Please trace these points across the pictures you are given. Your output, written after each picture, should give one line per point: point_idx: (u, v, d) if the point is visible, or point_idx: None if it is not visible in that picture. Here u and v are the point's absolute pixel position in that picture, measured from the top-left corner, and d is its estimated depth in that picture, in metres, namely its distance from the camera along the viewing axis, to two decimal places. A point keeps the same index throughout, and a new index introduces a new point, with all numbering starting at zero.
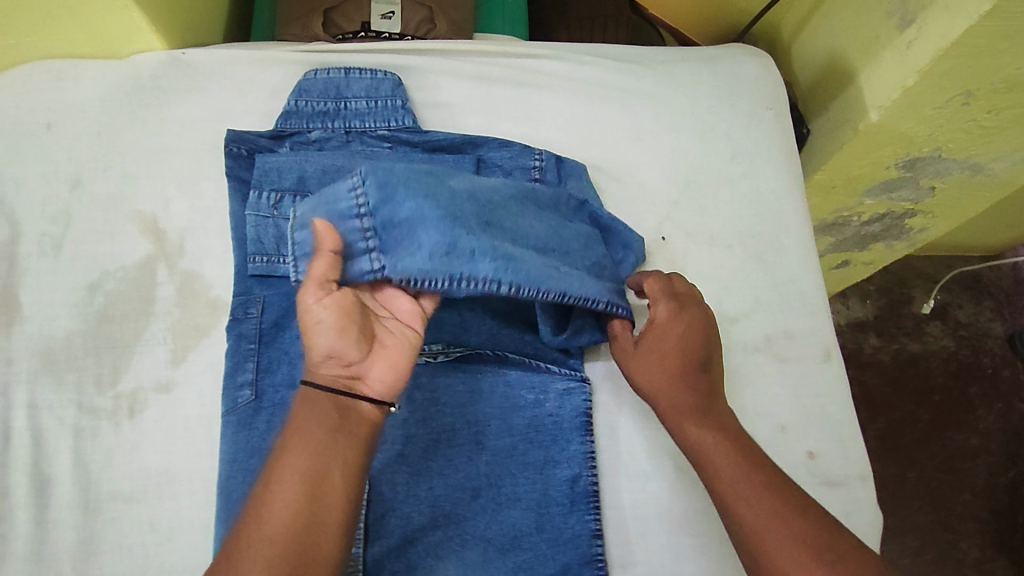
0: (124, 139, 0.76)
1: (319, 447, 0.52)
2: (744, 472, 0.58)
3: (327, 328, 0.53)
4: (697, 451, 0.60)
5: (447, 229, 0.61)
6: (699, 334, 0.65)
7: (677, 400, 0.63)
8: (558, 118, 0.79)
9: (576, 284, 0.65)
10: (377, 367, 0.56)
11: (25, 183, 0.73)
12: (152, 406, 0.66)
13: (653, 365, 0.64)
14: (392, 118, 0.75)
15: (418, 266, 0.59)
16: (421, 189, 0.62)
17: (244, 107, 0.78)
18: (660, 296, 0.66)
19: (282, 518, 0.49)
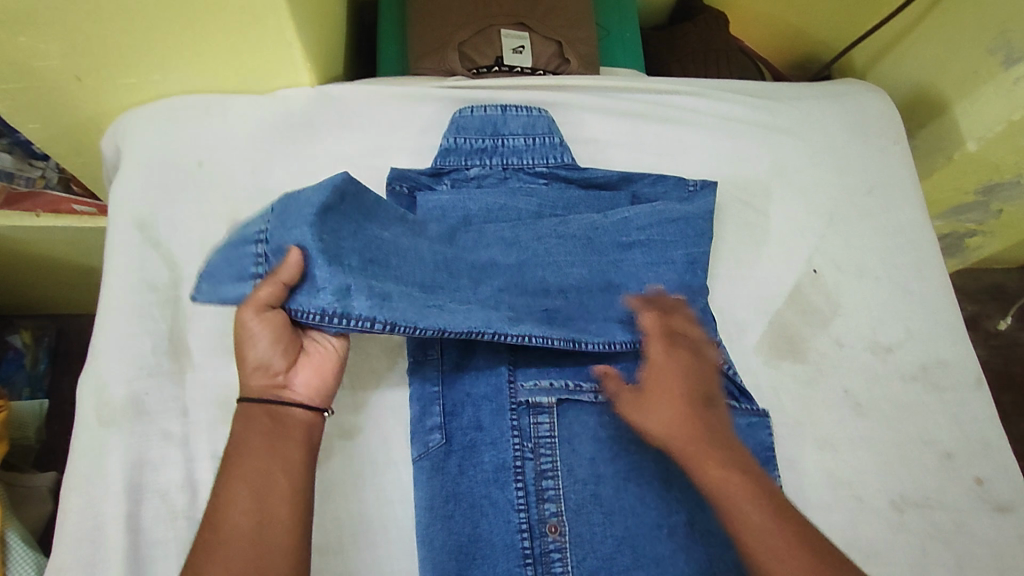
0: (277, 178, 0.76)
1: (274, 453, 0.56)
2: (761, 516, 0.53)
3: (262, 342, 0.57)
4: (717, 496, 0.55)
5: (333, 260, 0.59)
6: (702, 370, 0.61)
7: (690, 443, 0.57)
8: (702, 153, 0.81)
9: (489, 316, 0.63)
10: (305, 376, 0.60)
11: (181, 224, 0.73)
12: (338, 453, 0.65)
13: (666, 401, 0.59)
14: (550, 155, 0.76)
15: (299, 298, 0.58)
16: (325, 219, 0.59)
17: (397, 144, 0.78)
18: (657, 330, 0.63)
19: (238, 519, 0.54)
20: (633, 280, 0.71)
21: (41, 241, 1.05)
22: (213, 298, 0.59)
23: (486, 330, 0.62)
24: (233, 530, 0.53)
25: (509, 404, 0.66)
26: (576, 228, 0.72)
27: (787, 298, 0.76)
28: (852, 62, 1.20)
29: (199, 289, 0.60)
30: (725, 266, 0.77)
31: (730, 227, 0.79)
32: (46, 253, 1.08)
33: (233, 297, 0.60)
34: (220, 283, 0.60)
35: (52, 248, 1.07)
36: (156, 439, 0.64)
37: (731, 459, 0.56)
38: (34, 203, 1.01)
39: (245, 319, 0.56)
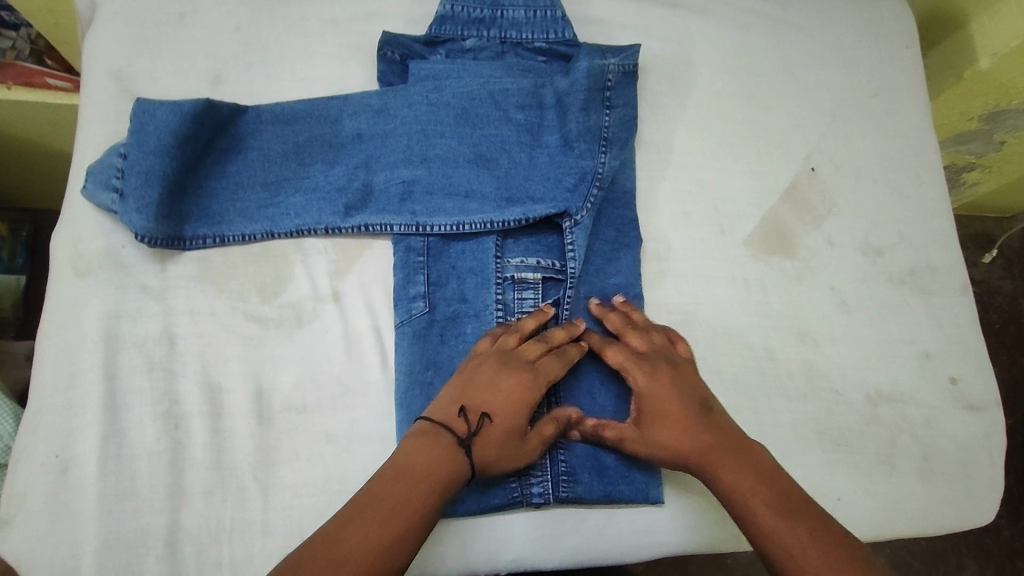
0: (262, 34, 0.71)
1: (437, 462, 0.55)
2: (769, 516, 0.56)
3: (508, 384, 0.58)
4: (747, 505, 0.57)
5: (149, 166, 0.61)
6: (690, 381, 0.62)
7: (702, 453, 0.59)
8: (708, 44, 0.78)
9: (326, 211, 0.65)
10: (495, 447, 0.57)
11: (158, 77, 0.68)
12: (321, 317, 0.64)
13: (676, 418, 0.60)
14: (551, 29, 0.72)
15: (140, 220, 0.60)
16: (158, 145, 0.61)
17: (392, 10, 0.74)
18: (633, 363, 0.62)
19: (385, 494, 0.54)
20: (506, 157, 0.69)
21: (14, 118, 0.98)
22: (95, 187, 0.61)
23: (315, 227, 0.65)
24: (371, 498, 0.54)
25: (495, 278, 0.65)
26: (445, 112, 0.68)
27: (783, 194, 0.75)
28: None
29: (85, 185, 0.62)
30: (723, 160, 0.75)
31: (731, 121, 0.76)
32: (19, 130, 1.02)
33: (99, 199, 0.61)
34: (98, 183, 0.61)
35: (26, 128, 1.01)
36: (134, 292, 0.62)
37: (740, 455, 0.59)
38: (2, 74, 0.91)
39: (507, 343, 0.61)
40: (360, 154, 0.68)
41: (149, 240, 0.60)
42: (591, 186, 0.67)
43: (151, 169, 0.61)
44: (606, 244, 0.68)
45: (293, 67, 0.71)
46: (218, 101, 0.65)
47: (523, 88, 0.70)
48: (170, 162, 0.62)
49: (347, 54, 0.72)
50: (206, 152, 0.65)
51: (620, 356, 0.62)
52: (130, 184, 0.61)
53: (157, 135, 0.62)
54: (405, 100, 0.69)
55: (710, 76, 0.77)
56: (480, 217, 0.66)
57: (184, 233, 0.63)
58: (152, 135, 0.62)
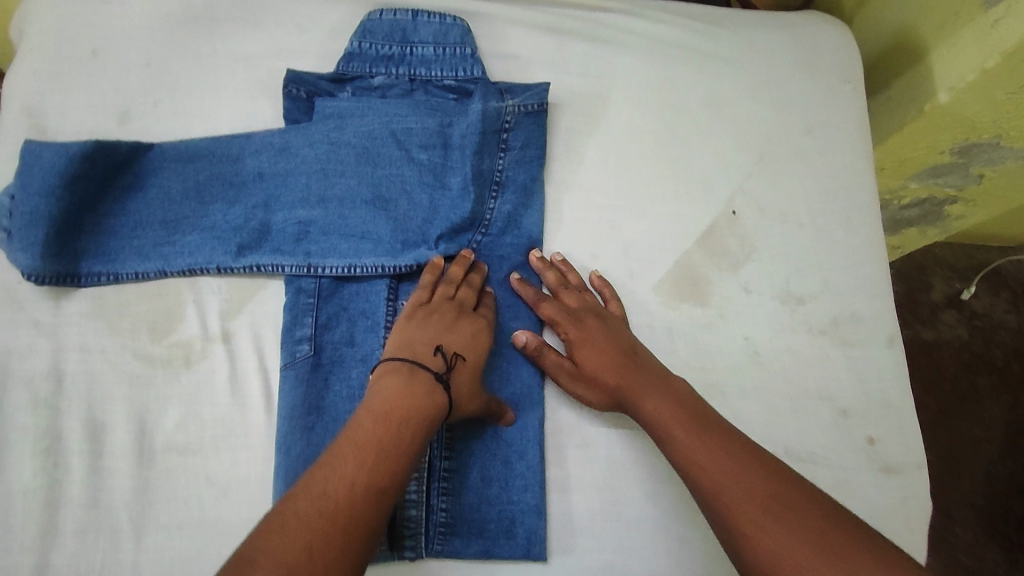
0: (173, 71, 0.72)
1: (414, 395, 0.56)
2: (691, 441, 0.55)
3: (460, 339, 0.62)
4: (682, 450, 0.55)
5: (35, 207, 0.62)
6: (615, 327, 0.65)
7: (630, 381, 0.61)
8: (631, 79, 0.76)
9: (218, 250, 0.65)
10: (473, 388, 0.60)
11: (68, 113, 0.70)
12: (209, 357, 0.63)
13: (597, 360, 0.63)
14: (460, 67, 0.72)
15: (25, 260, 0.61)
16: (44, 186, 0.62)
17: (303, 46, 0.74)
18: (564, 317, 0.66)
19: (296, 512, 0.48)
20: (406, 198, 0.68)
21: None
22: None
23: (207, 267, 0.65)
24: (300, 490, 0.49)
25: (385, 322, 0.65)
26: (345, 151, 0.68)
27: (699, 238, 0.72)
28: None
29: None
30: (636, 200, 0.73)
31: (649, 160, 0.74)
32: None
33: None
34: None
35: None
36: (26, 328, 0.62)
37: (669, 391, 0.59)
38: None
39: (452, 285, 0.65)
40: (258, 192, 0.68)
41: (37, 279, 0.62)
42: (475, 232, 0.69)
43: (37, 209, 0.62)
44: (502, 287, 0.69)
45: (201, 103, 0.71)
46: (113, 142, 0.66)
47: (427, 127, 0.70)
48: (62, 203, 0.63)
49: (255, 91, 0.72)
50: (100, 190, 0.65)
51: (552, 309, 0.66)
52: (17, 224, 0.62)
53: (42, 176, 0.62)
54: (308, 138, 0.69)
55: (626, 114, 0.75)
56: (371, 260, 0.65)
57: (78, 270, 0.63)
58: (38, 176, 0.62)
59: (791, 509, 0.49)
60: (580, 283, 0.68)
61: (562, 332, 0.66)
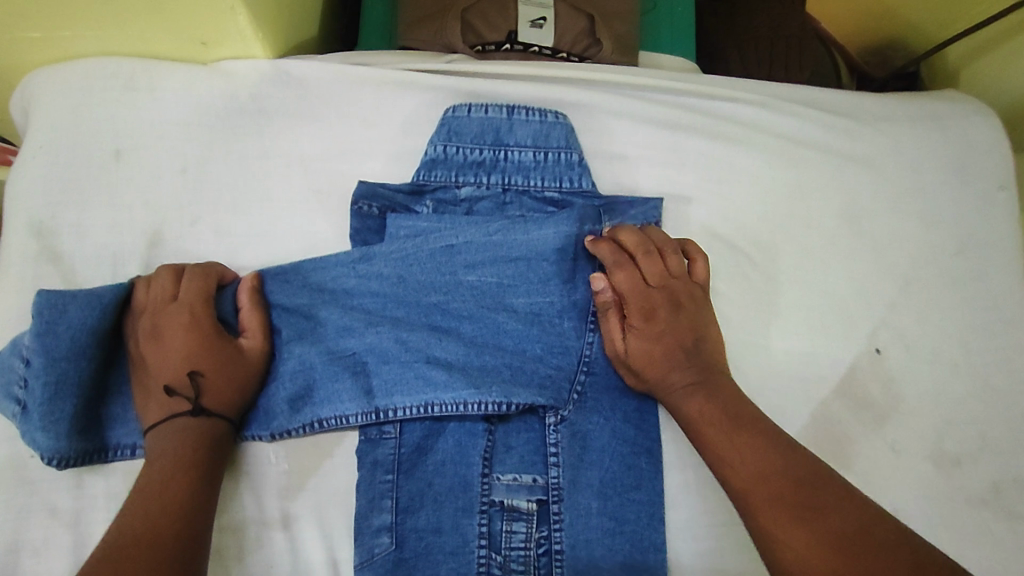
0: (213, 178, 0.59)
1: (185, 439, 0.49)
2: (723, 444, 0.49)
3: (186, 356, 0.52)
4: (710, 440, 0.50)
5: (58, 374, 0.49)
6: (689, 316, 0.56)
7: (676, 355, 0.54)
8: (755, 184, 0.64)
9: (269, 411, 0.54)
10: (226, 389, 0.52)
11: (89, 234, 0.57)
12: (267, 549, 0.52)
13: (650, 351, 0.55)
14: (564, 176, 0.60)
15: (47, 440, 0.49)
16: (72, 350, 0.50)
17: (370, 144, 0.61)
18: (635, 295, 0.57)
19: (128, 532, 0.43)
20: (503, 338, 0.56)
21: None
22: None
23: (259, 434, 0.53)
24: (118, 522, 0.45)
25: (480, 504, 0.53)
26: (422, 271, 0.57)
27: (837, 384, 0.60)
28: (948, 60, 0.86)
29: None
30: (765, 335, 0.60)
31: (780, 286, 0.62)
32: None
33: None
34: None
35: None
36: (40, 516, 0.51)
37: (711, 372, 0.54)
38: None
39: (140, 306, 0.53)
40: (306, 331, 0.56)
41: (59, 460, 0.50)
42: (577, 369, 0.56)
43: (63, 376, 0.49)
44: (621, 444, 0.55)
45: (249, 218, 0.59)
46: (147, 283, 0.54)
47: (528, 251, 0.57)
48: (89, 366, 0.50)
49: (315, 203, 0.60)
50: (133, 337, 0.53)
51: (625, 283, 0.57)
52: (35, 395, 0.49)
53: (68, 338, 0.50)
54: (378, 263, 0.56)
55: (751, 227, 0.63)
56: (451, 400, 0.53)
57: (105, 441, 0.52)
58: (62, 336, 0.49)
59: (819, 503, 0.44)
60: (660, 241, 0.59)
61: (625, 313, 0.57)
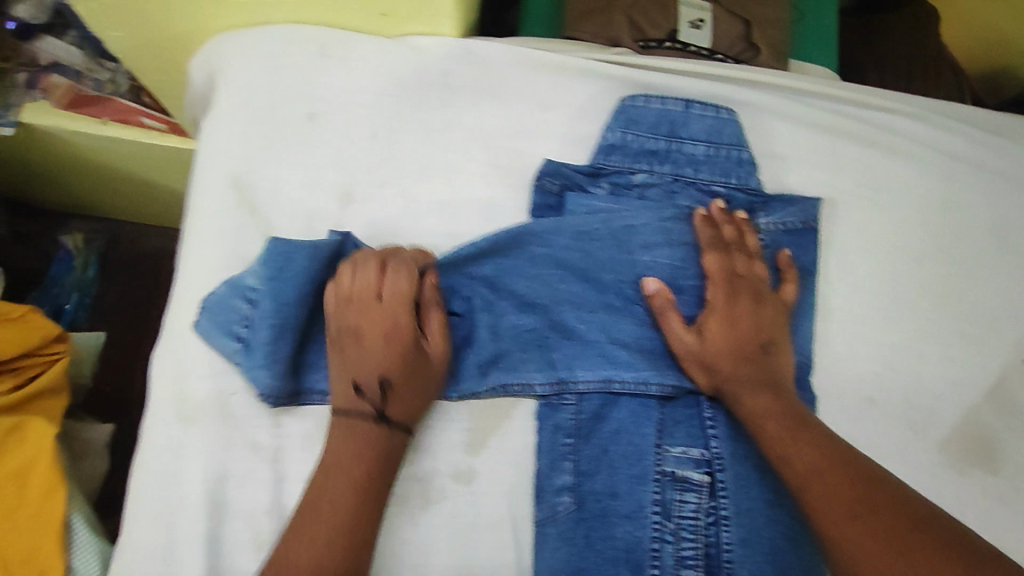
0: (401, 147, 0.62)
1: (360, 450, 0.52)
2: (782, 434, 0.53)
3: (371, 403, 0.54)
4: (774, 445, 0.53)
5: (280, 317, 0.54)
6: (764, 316, 0.58)
7: (735, 370, 0.57)
8: (909, 191, 0.66)
9: (465, 372, 0.57)
10: (410, 399, 0.55)
11: (283, 188, 0.60)
12: (453, 498, 0.56)
13: (724, 344, 0.57)
14: (732, 173, 0.63)
15: (266, 378, 0.54)
16: (293, 295, 0.54)
17: (547, 126, 0.64)
18: (720, 278, 0.58)
19: (320, 510, 0.50)
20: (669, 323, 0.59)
21: (146, 157, 1.04)
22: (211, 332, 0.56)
23: (448, 392, 0.57)
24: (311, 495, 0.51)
25: (654, 474, 0.57)
26: (601, 249, 0.59)
27: (986, 391, 0.63)
28: None
29: (201, 324, 0.56)
30: (915, 338, 0.63)
31: (930, 291, 0.65)
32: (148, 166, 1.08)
33: (220, 343, 0.55)
34: (215, 329, 0.55)
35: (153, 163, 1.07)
36: (243, 451, 0.55)
37: (776, 391, 0.55)
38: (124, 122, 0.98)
39: (344, 295, 0.56)
40: (485, 297, 0.58)
41: (272, 398, 0.54)
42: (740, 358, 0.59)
43: (285, 318, 0.54)
44: None
45: (434, 186, 0.62)
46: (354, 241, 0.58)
47: (696, 241, 0.60)
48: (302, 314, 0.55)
49: (494, 177, 0.62)
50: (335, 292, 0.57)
51: (715, 265, 0.58)
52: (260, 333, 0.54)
53: (288, 286, 0.54)
54: (561, 238, 0.59)
55: (903, 234, 0.66)
56: (631, 377, 0.57)
57: (302, 387, 0.56)
58: (284, 283, 0.55)
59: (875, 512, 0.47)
60: (756, 245, 0.61)
61: (708, 293, 0.58)
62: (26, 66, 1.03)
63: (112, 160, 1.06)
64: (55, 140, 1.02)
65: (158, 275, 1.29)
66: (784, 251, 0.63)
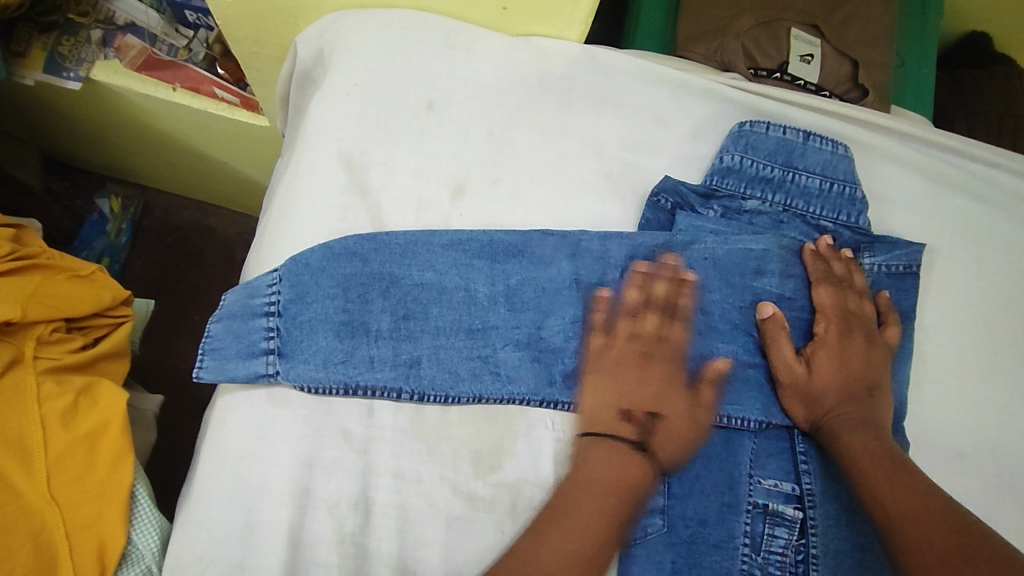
0: (516, 144, 0.61)
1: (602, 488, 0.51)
2: (877, 475, 0.50)
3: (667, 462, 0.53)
4: (865, 485, 0.50)
5: (313, 315, 0.53)
6: (871, 359, 0.57)
7: (837, 406, 0.55)
8: (1005, 248, 0.66)
9: (541, 379, 0.54)
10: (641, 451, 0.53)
11: (395, 173, 0.59)
12: (539, 508, 0.52)
13: (832, 377, 0.56)
14: (844, 210, 0.63)
15: (316, 376, 0.51)
16: (377, 291, 0.54)
17: (660, 141, 0.64)
18: (834, 313, 0.58)
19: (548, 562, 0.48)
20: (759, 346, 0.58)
21: (210, 127, 1.00)
22: (221, 376, 0.52)
23: (525, 399, 0.53)
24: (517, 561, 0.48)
25: (746, 504, 0.54)
26: (711, 268, 0.58)
27: None
28: None
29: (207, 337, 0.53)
30: (1005, 396, 0.63)
31: (1022, 351, 0.64)
32: (208, 135, 1.03)
33: (241, 375, 0.52)
34: (227, 359, 0.52)
35: (215, 134, 1.02)
36: (333, 438, 0.51)
37: (881, 434, 0.53)
38: (173, 75, 0.95)
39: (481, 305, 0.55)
40: (587, 304, 0.56)
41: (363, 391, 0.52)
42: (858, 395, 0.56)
43: (325, 315, 0.53)
44: None
45: (545, 188, 0.61)
46: (462, 237, 0.56)
47: (804, 274, 0.60)
48: (383, 302, 0.54)
49: (605, 186, 0.62)
50: (417, 297, 0.54)
51: (829, 298, 0.58)
52: (293, 344, 0.52)
53: (320, 281, 0.53)
54: (675, 254, 0.58)
55: (1000, 289, 0.65)
56: (716, 412, 0.55)
57: (380, 385, 0.52)
58: (286, 297, 0.53)
59: (968, 565, 0.44)
60: (864, 286, 0.61)
61: (817, 326, 0.58)
62: (102, 23, 0.96)
63: (172, 124, 1.02)
64: (119, 99, 0.98)
65: (192, 251, 1.26)
66: (885, 291, 0.62)
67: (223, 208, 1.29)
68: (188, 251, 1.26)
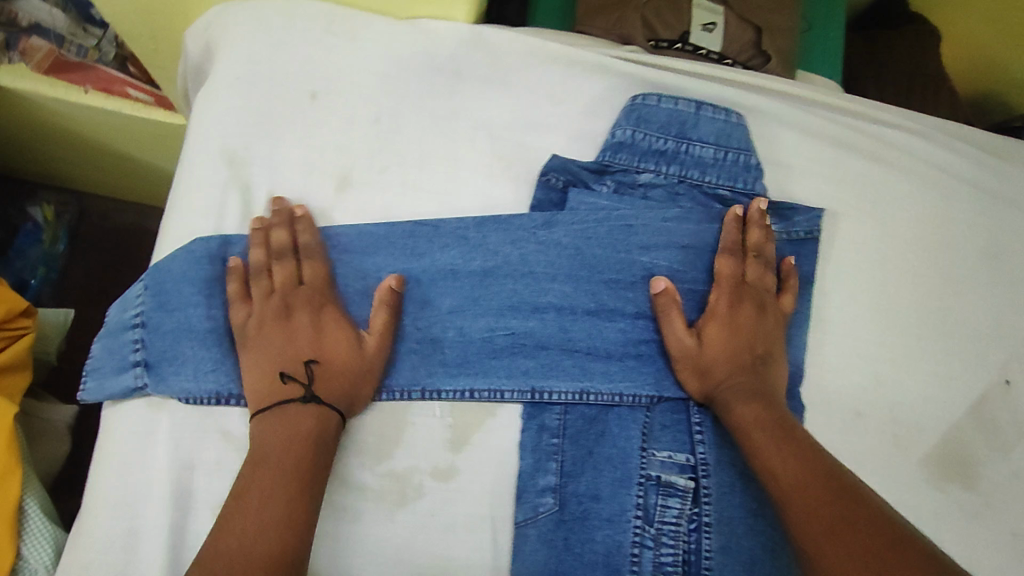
0: (403, 130, 0.60)
1: (290, 426, 0.50)
2: (768, 444, 0.51)
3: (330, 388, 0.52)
4: (757, 455, 0.51)
5: (178, 325, 0.53)
6: (762, 328, 0.58)
7: (728, 378, 0.56)
8: (903, 209, 0.67)
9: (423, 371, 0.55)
10: (334, 381, 0.53)
11: (278, 167, 0.58)
12: (429, 494, 0.53)
13: (722, 349, 0.57)
14: (739, 177, 0.62)
15: (189, 384, 0.51)
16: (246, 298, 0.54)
17: (552, 119, 0.63)
18: (726, 284, 0.59)
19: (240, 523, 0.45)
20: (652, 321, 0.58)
21: (129, 129, 0.98)
22: (100, 395, 0.52)
23: (410, 390, 0.54)
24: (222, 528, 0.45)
25: (638, 477, 0.54)
26: (598, 245, 0.58)
27: (969, 409, 0.63)
28: None
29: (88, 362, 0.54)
30: (903, 354, 0.63)
31: (921, 310, 0.65)
32: (129, 136, 1.01)
33: (117, 391, 0.52)
34: (104, 377, 0.53)
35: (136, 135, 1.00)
36: (215, 440, 0.51)
37: (772, 403, 0.54)
38: (82, 76, 0.92)
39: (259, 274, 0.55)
40: (474, 289, 0.56)
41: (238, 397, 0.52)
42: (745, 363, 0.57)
43: (192, 324, 0.53)
44: None
45: (434, 173, 0.60)
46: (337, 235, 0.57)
47: (697, 245, 0.60)
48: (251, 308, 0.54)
49: (496, 168, 0.61)
50: (290, 297, 0.55)
51: (720, 269, 0.59)
52: (158, 354, 0.52)
53: (184, 289, 0.53)
54: (564, 235, 0.57)
55: (896, 250, 0.66)
56: (607, 390, 0.56)
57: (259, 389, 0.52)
58: (151, 307, 0.53)
59: (851, 527, 0.44)
60: (772, 255, 0.61)
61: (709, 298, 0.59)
62: None
63: (89, 128, 0.99)
64: (30, 106, 0.95)
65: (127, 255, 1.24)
66: (788, 257, 0.63)
67: (157, 209, 1.27)
68: (123, 254, 1.23)
